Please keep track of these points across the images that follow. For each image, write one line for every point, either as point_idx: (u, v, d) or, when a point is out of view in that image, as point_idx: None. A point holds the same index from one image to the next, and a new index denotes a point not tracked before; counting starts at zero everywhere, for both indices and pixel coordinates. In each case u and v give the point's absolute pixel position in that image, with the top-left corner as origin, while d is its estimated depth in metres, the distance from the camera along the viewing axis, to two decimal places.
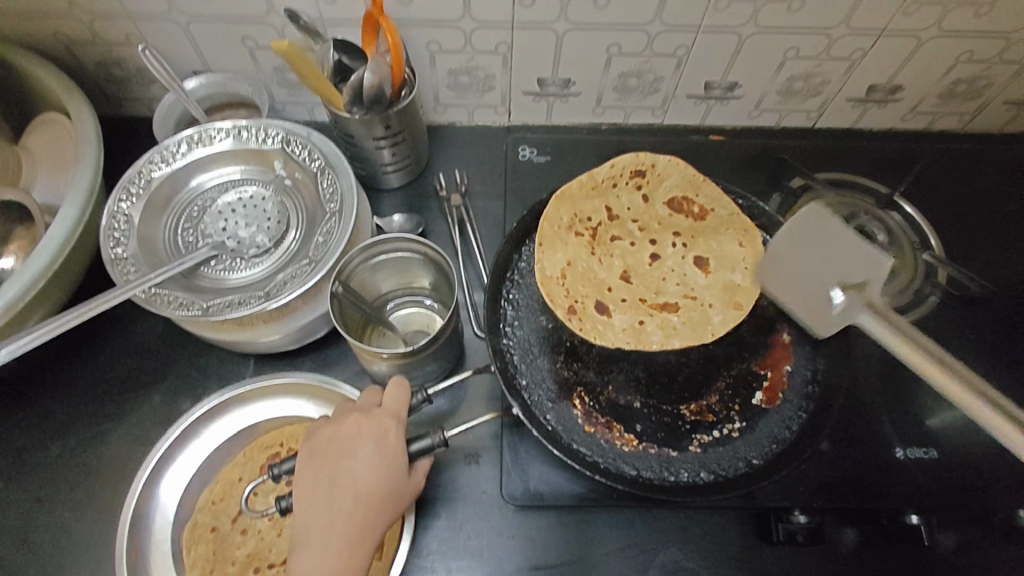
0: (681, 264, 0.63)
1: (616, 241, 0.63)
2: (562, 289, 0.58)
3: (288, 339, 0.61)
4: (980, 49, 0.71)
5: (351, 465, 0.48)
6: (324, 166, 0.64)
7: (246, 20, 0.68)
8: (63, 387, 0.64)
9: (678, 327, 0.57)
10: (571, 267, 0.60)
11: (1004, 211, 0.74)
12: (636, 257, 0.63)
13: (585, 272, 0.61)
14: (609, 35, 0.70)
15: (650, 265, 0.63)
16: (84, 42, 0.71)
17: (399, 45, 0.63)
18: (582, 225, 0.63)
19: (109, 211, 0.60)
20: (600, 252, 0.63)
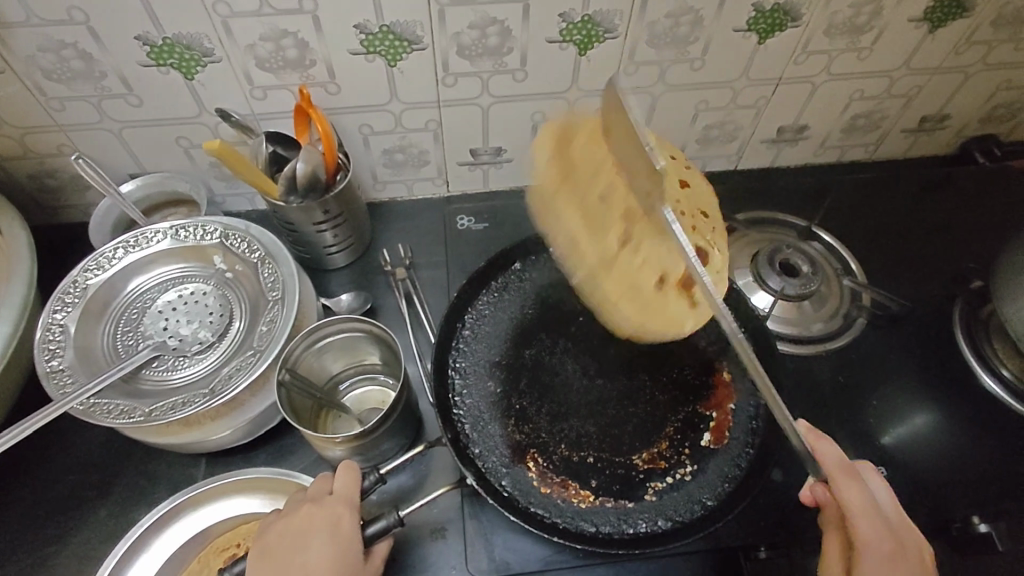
0: (637, 274, 0.60)
1: (597, 200, 0.61)
2: (556, 202, 0.65)
3: (239, 433, 0.60)
4: (869, 87, 0.78)
5: (304, 558, 0.47)
6: (264, 256, 0.64)
7: (178, 121, 0.70)
8: (2, 512, 0.61)
9: (578, 270, 0.63)
10: (573, 207, 0.63)
11: (916, 230, 0.79)
12: (609, 232, 0.61)
13: (565, 222, 0.64)
14: (532, 104, 0.74)
15: (610, 251, 0.61)
16: (16, 157, 0.71)
17: (330, 134, 0.66)
18: (559, 245, 0.63)
19: (43, 322, 0.59)
20: (577, 198, 0.62)
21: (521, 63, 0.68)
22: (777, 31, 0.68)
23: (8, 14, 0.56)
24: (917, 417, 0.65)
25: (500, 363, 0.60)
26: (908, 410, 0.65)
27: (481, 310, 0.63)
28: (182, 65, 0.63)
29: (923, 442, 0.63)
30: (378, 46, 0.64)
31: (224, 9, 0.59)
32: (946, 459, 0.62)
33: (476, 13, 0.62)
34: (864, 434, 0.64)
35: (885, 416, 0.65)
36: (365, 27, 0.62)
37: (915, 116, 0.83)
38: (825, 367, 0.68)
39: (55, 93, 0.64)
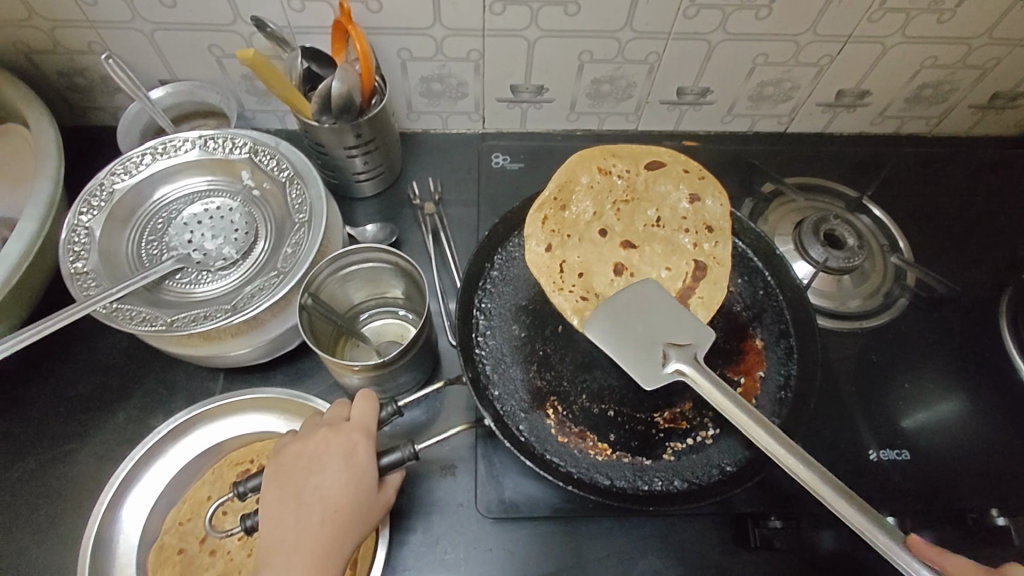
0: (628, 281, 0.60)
1: (620, 205, 0.62)
2: (581, 180, 0.62)
3: (258, 352, 0.60)
4: (944, 55, 0.72)
5: (318, 481, 0.47)
6: (292, 176, 0.63)
7: (212, 28, 0.67)
8: (24, 406, 0.62)
9: (573, 249, 0.60)
10: (598, 192, 0.62)
11: (970, 212, 0.75)
12: (616, 231, 0.62)
13: (581, 199, 0.62)
14: (581, 42, 0.70)
15: (611, 248, 0.61)
16: (46, 51, 0.69)
17: (368, 54, 0.62)
18: (558, 223, 0.61)
19: (69, 223, 0.58)
20: (600, 190, 0.62)
21: None
22: None
23: None
24: (946, 404, 0.63)
25: (526, 307, 0.59)
26: (938, 396, 0.63)
27: (511, 252, 0.61)
28: None
29: (950, 430, 0.61)
30: None
31: None
32: (972, 448, 0.61)
33: None
34: (890, 416, 0.62)
35: (913, 400, 0.63)
36: None
37: (986, 91, 0.77)
38: (858, 344, 0.65)
39: None
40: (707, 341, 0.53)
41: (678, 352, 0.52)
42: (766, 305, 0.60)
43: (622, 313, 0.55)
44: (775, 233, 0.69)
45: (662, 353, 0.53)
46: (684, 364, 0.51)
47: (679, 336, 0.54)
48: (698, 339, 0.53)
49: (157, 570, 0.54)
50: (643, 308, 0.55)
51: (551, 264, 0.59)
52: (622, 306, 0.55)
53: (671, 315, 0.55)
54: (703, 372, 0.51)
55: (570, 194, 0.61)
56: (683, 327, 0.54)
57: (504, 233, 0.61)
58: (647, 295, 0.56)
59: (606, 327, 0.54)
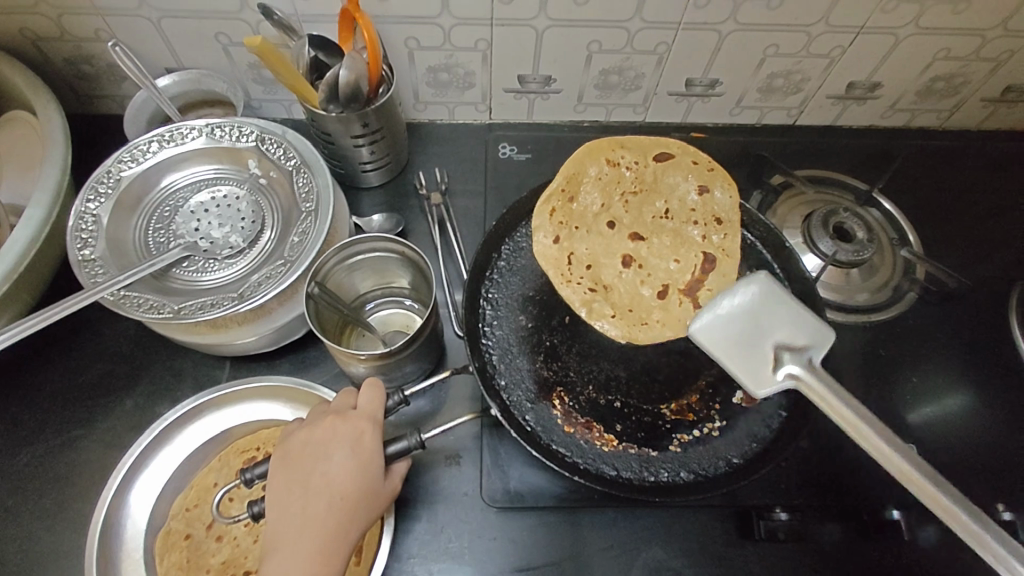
0: (636, 273, 0.60)
1: (629, 197, 0.62)
2: (590, 171, 0.61)
3: (264, 340, 0.60)
4: (957, 46, 0.71)
5: (325, 469, 0.47)
6: (299, 164, 0.62)
7: (219, 16, 0.66)
8: (31, 393, 0.63)
9: (582, 241, 0.60)
10: (607, 183, 0.61)
11: (980, 207, 0.75)
12: (625, 223, 0.62)
13: (589, 191, 0.61)
14: (590, 32, 0.69)
15: (619, 240, 0.61)
16: (52, 38, 0.69)
17: (376, 42, 0.62)
18: (566, 216, 0.60)
19: (77, 210, 0.58)
20: (609, 181, 0.62)
21: None
22: None
23: None
24: (954, 399, 0.62)
25: (533, 298, 0.59)
26: (945, 390, 0.63)
27: (518, 242, 0.61)
28: None
29: (957, 424, 0.61)
30: None
31: None
32: (980, 443, 0.60)
33: None
34: (897, 410, 0.62)
35: (921, 394, 0.63)
36: None
37: (999, 85, 0.76)
38: (865, 338, 0.65)
39: None
40: (826, 342, 0.48)
41: (792, 357, 0.48)
42: None
43: (735, 310, 0.50)
44: (783, 226, 0.69)
45: (771, 357, 0.48)
46: (796, 369, 0.47)
47: (793, 336, 0.49)
48: (816, 342, 0.48)
49: (164, 555, 0.54)
50: (759, 304, 0.50)
51: (559, 257, 0.58)
52: (734, 304, 0.51)
53: (784, 313, 0.50)
54: (820, 377, 0.46)
55: (578, 186, 0.61)
56: (800, 327, 0.49)
57: (511, 223, 0.61)
58: (763, 292, 0.51)
59: (713, 325, 0.50)
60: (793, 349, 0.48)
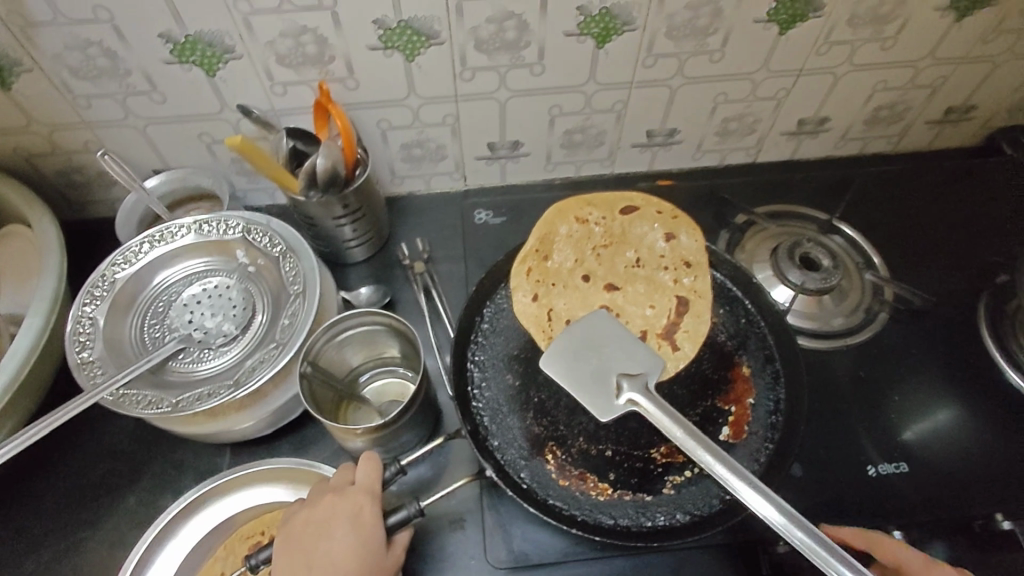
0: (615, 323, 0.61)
1: (601, 251, 0.64)
2: (560, 231, 0.64)
3: (262, 424, 0.61)
4: (893, 78, 0.76)
5: (328, 547, 0.48)
6: (285, 250, 0.65)
7: (201, 118, 0.71)
8: (35, 499, 0.63)
9: (560, 298, 0.62)
10: (578, 241, 0.64)
11: (940, 224, 0.78)
12: (599, 276, 0.63)
13: (562, 250, 0.64)
14: (550, 98, 0.74)
15: (596, 292, 0.62)
16: (45, 154, 0.73)
17: (349, 129, 0.66)
18: (541, 275, 0.63)
19: (74, 315, 0.61)
20: (580, 238, 0.64)
21: (539, 57, 0.68)
22: (798, 21, 0.67)
23: (33, 12, 0.57)
24: (941, 413, 0.64)
25: (519, 356, 0.61)
26: (929, 405, 0.64)
27: (499, 303, 0.63)
28: (204, 63, 0.64)
29: (947, 438, 0.62)
30: (396, 41, 0.65)
31: (245, 7, 0.59)
32: (970, 455, 0.61)
33: (494, 7, 0.62)
34: (890, 429, 0.63)
35: (909, 412, 0.64)
36: (383, 22, 0.63)
37: (939, 107, 0.81)
38: (846, 362, 0.67)
39: (82, 91, 0.66)
40: (658, 369, 0.55)
41: (631, 384, 0.54)
42: (750, 332, 0.61)
43: (579, 346, 0.57)
44: (753, 261, 0.72)
45: (615, 386, 0.55)
46: (636, 394, 0.54)
47: (631, 365, 0.56)
48: (649, 368, 0.56)
49: None
50: (595, 341, 0.57)
51: (538, 316, 0.60)
52: (575, 338, 0.57)
53: (619, 344, 0.57)
54: (654, 400, 0.53)
55: (550, 247, 0.64)
56: (635, 357, 0.56)
57: (490, 286, 0.63)
58: (599, 330, 0.58)
59: (564, 359, 0.56)
60: (631, 375, 0.55)
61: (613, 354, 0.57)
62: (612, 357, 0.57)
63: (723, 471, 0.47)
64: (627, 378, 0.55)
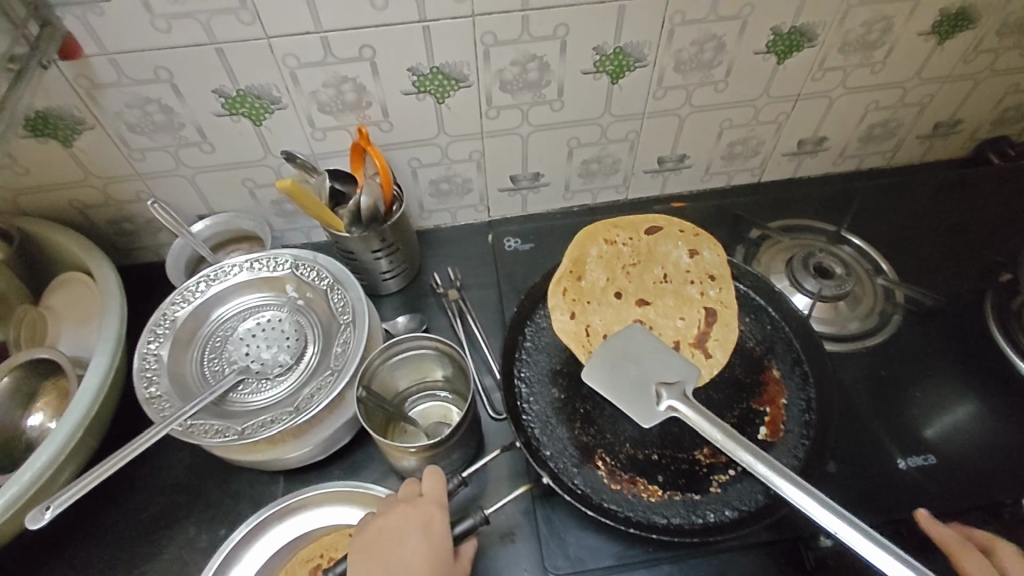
0: None
1: (629, 270, 0.69)
2: (591, 252, 0.69)
3: (318, 449, 0.64)
4: (884, 98, 0.82)
5: (402, 554, 0.50)
6: (333, 283, 0.69)
7: (246, 165, 0.76)
8: (100, 534, 0.66)
9: (595, 315, 0.66)
10: (607, 260, 0.69)
11: (940, 231, 0.83)
12: (630, 292, 0.67)
13: (593, 270, 0.68)
14: (568, 131, 0.79)
15: (628, 307, 0.67)
16: (98, 205, 0.77)
17: (387, 168, 0.71)
18: (577, 295, 0.67)
19: (140, 353, 0.64)
20: (609, 259, 0.69)
21: (558, 94, 0.74)
22: (795, 50, 0.73)
23: (101, 75, 0.63)
24: (960, 408, 0.67)
25: (562, 370, 0.64)
26: (949, 401, 0.68)
27: (539, 322, 0.67)
28: (252, 114, 0.70)
29: (967, 431, 0.66)
30: (429, 86, 0.70)
31: (293, 61, 0.65)
32: (992, 446, 0.65)
33: (519, 51, 0.68)
34: (914, 426, 0.67)
35: (930, 408, 0.68)
36: (418, 69, 0.68)
37: (929, 123, 0.87)
38: (865, 363, 0.71)
39: (137, 145, 0.71)
40: (694, 377, 0.59)
41: (671, 390, 0.58)
42: (776, 337, 0.66)
43: (616, 358, 0.61)
44: (770, 273, 0.76)
45: (655, 393, 0.59)
46: (676, 400, 0.58)
47: (667, 375, 0.60)
48: (685, 377, 0.60)
49: None
50: (632, 354, 0.61)
51: (574, 331, 0.64)
52: (612, 353, 0.61)
53: (655, 356, 0.61)
54: (693, 405, 0.57)
55: (583, 269, 0.68)
56: (671, 367, 0.60)
57: (530, 306, 0.67)
58: (634, 343, 0.62)
59: (604, 372, 0.60)
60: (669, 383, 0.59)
61: (649, 366, 0.61)
62: (648, 368, 0.61)
63: (761, 467, 0.52)
64: (665, 386, 0.59)
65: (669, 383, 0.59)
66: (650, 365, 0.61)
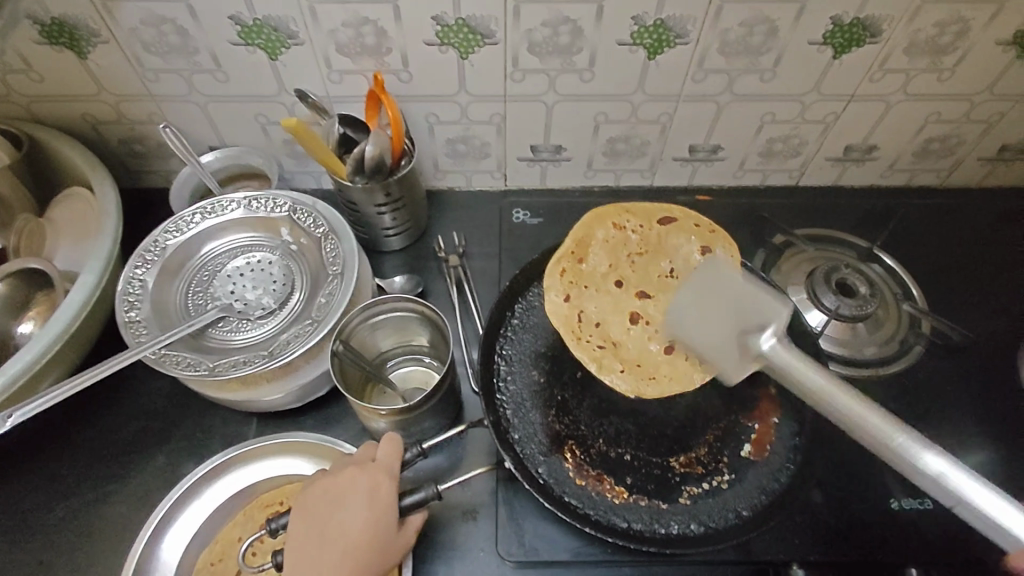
0: (639, 333, 0.62)
1: (635, 259, 0.65)
2: (597, 235, 0.65)
3: (290, 397, 0.63)
4: (947, 110, 0.75)
5: (343, 518, 0.50)
6: (327, 231, 0.67)
7: (259, 99, 0.73)
8: (72, 448, 0.66)
9: (590, 301, 0.63)
10: (613, 245, 0.65)
11: (984, 264, 0.77)
12: (631, 282, 0.64)
13: (597, 254, 0.65)
14: (596, 105, 0.75)
15: (626, 297, 0.63)
16: (111, 122, 0.77)
17: (399, 120, 0.68)
18: (575, 278, 0.63)
19: (126, 276, 0.64)
20: (615, 243, 0.65)
21: (590, 63, 0.69)
22: (855, 45, 0.67)
23: None
24: (972, 456, 0.62)
25: (545, 354, 0.62)
26: (961, 446, 0.63)
27: (530, 300, 0.64)
28: (267, 46, 0.67)
29: None
30: (452, 38, 0.66)
31: None
32: None
33: (551, 11, 0.64)
34: None
35: (938, 451, 0.62)
36: (442, 18, 0.65)
37: (993, 144, 0.79)
38: (877, 393, 0.66)
39: (151, 65, 0.69)
40: (780, 312, 0.54)
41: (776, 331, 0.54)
42: None
43: (699, 296, 0.59)
44: (788, 283, 0.71)
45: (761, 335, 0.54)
46: (773, 343, 0.53)
47: (757, 312, 0.55)
48: (774, 313, 0.54)
49: None
50: (716, 292, 0.58)
51: (566, 316, 0.61)
52: (694, 295, 0.59)
53: (736, 295, 0.57)
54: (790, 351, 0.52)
55: (585, 252, 0.64)
56: (761, 303, 0.55)
57: (524, 283, 0.65)
58: (719, 281, 0.58)
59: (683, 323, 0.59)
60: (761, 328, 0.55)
61: (728, 301, 0.57)
62: (725, 306, 0.57)
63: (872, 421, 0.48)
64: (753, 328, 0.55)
65: (760, 320, 0.55)
66: (734, 301, 0.56)
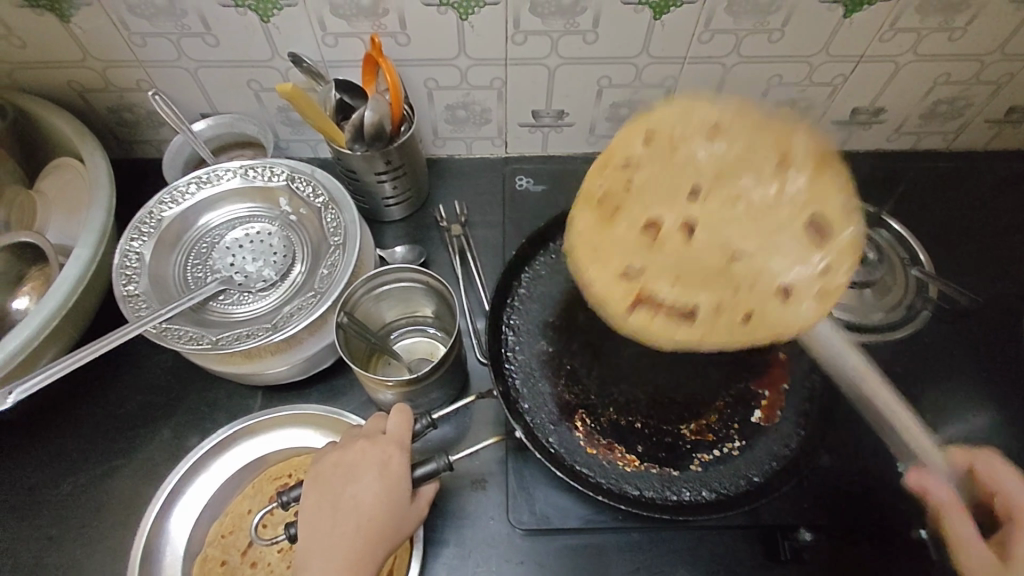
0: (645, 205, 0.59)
1: (719, 188, 0.59)
2: (719, 146, 0.59)
3: (295, 369, 0.63)
4: (957, 71, 0.73)
5: (355, 491, 0.50)
6: (328, 201, 0.66)
7: (251, 64, 0.71)
8: (74, 423, 0.66)
9: (667, 147, 0.60)
10: (716, 158, 0.59)
11: (989, 228, 0.76)
12: (701, 174, 0.59)
13: (688, 131, 0.60)
14: (599, 68, 0.73)
15: (676, 174, 0.59)
16: (98, 89, 0.74)
17: (398, 84, 0.66)
18: (657, 122, 0.61)
19: (122, 249, 0.62)
20: (721, 144, 0.59)
21: (594, 24, 0.67)
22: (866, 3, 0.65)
23: None
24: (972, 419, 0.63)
25: (553, 323, 0.62)
26: (963, 407, 0.64)
27: (536, 270, 0.65)
28: (259, 7, 0.64)
29: (975, 442, 0.62)
30: None
31: None
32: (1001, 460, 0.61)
33: None
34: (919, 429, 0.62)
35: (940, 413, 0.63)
36: None
37: (1002, 106, 0.78)
38: (881, 357, 0.66)
39: (137, 29, 0.66)
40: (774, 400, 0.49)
41: None
42: None
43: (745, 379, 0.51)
44: None
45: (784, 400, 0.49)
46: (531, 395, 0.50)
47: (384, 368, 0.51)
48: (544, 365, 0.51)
49: None
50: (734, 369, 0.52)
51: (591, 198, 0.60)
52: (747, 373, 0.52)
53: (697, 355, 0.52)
54: None
55: (700, 125, 0.60)
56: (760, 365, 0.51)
57: (529, 252, 0.65)
58: None
59: None
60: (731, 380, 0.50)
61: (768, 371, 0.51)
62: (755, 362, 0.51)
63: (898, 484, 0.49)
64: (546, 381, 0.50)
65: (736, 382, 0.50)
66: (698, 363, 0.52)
